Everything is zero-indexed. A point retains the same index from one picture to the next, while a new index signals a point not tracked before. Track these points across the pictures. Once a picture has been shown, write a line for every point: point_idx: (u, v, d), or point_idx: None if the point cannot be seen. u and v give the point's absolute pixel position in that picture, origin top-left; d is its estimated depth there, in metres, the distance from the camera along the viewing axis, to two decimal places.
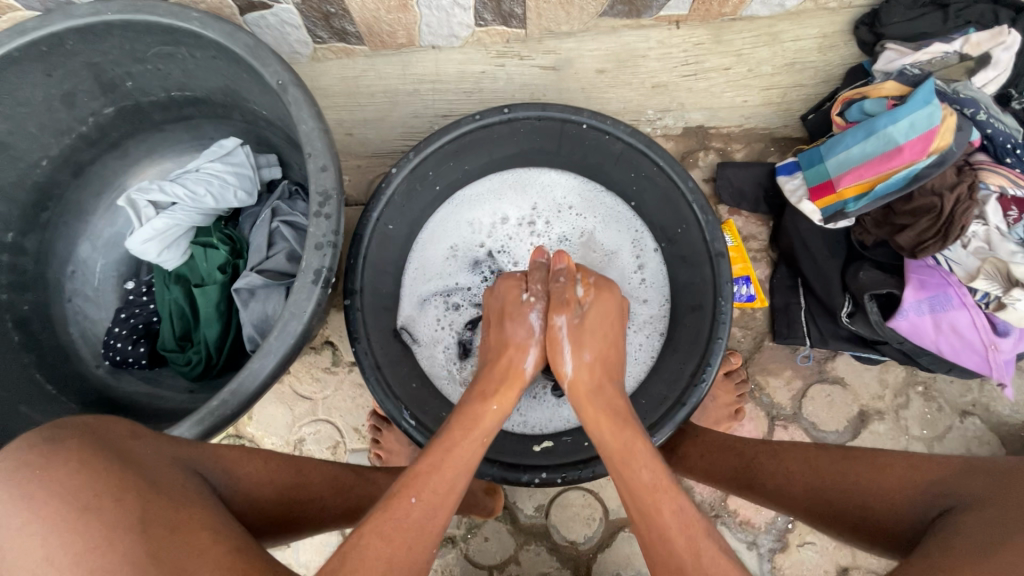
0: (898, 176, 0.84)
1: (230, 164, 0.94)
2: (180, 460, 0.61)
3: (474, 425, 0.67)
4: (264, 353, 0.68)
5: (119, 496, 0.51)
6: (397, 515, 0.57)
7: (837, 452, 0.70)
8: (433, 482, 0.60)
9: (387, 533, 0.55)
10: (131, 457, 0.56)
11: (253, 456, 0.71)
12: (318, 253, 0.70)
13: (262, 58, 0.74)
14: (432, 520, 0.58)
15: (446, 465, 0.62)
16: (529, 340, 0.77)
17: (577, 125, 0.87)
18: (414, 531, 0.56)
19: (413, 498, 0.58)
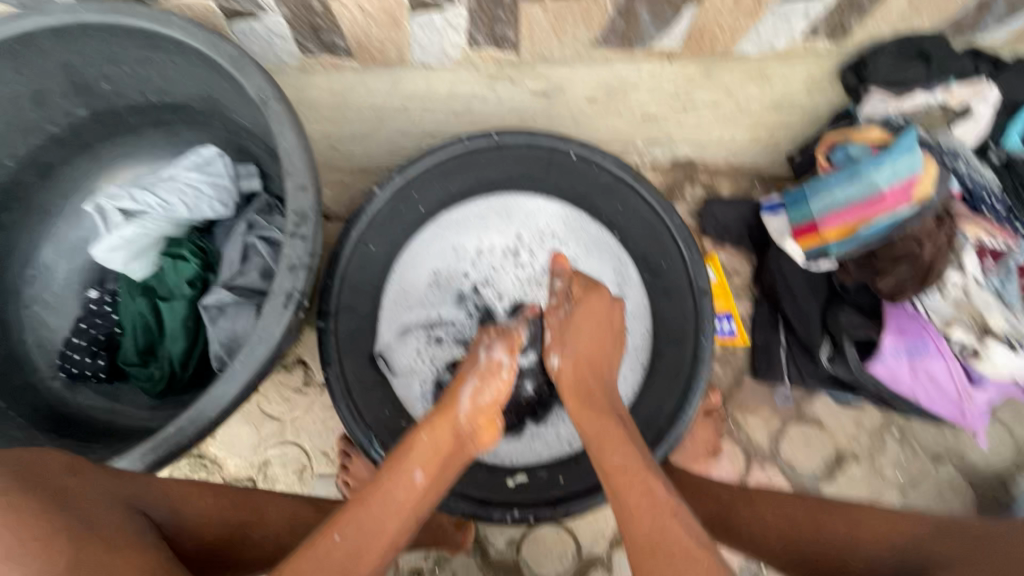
0: (880, 222, 0.85)
1: (207, 173, 0.91)
2: (123, 497, 0.57)
3: (405, 458, 0.63)
4: (227, 378, 0.64)
5: (46, 542, 0.47)
6: (319, 552, 0.53)
7: (817, 507, 0.70)
8: (364, 523, 0.56)
9: (313, 571, 0.52)
10: (65, 496, 0.52)
11: (203, 491, 0.67)
12: (292, 274, 0.67)
13: (245, 71, 0.73)
14: (363, 557, 0.54)
15: (375, 498, 0.59)
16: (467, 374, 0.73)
17: (565, 154, 0.89)
18: (336, 572, 0.52)
19: (338, 534, 0.55)
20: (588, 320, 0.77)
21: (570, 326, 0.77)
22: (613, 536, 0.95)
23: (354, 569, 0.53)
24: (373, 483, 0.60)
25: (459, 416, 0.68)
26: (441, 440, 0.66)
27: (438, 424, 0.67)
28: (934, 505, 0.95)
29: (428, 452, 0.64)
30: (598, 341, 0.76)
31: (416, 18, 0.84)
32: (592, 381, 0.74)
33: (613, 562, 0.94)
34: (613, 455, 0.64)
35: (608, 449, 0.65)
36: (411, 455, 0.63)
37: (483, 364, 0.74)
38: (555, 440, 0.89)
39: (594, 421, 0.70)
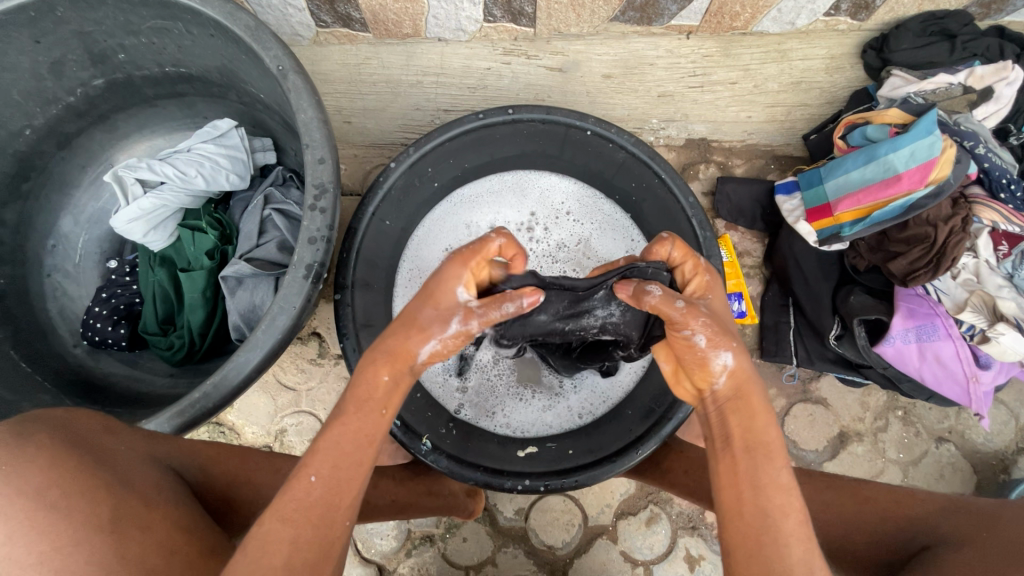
0: (894, 205, 0.86)
1: (223, 146, 0.91)
2: (152, 457, 0.59)
3: (368, 398, 0.58)
4: (249, 348, 0.65)
5: (87, 494, 0.50)
6: (297, 495, 0.52)
7: (821, 482, 0.72)
8: (340, 463, 0.55)
9: (288, 517, 0.51)
10: (104, 451, 0.54)
11: (229, 454, 0.71)
12: (311, 247, 0.68)
13: (262, 41, 0.73)
14: (341, 498, 0.54)
15: (347, 437, 0.56)
16: (431, 328, 0.59)
17: (581, 131, 0.88)
18: (316, 512, 0.52)
19: (313, 476, 0.53)
20: (720, 306, 0.63)
21: (720, 318, 0.61)
22: (618, 507, 0.98)
23: (336, 507, 0.53)
24: (340, 423, 0.56)
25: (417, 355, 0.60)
26: (398, 385, 0.60)
27: (394, 363, 0.59)
28: (934, 484, 0.96)
29: (388, 395, 0.59)
30: (723, 316, 0.62)
31: None
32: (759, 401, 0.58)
33: (617, 532, 0.97)
34: (772, 476, 0.53)
35: (758, 422, 0.57)
36: (370, 402, 0.58)
37: (458, 328, 0.60)
38: (565, 413, 0.92)
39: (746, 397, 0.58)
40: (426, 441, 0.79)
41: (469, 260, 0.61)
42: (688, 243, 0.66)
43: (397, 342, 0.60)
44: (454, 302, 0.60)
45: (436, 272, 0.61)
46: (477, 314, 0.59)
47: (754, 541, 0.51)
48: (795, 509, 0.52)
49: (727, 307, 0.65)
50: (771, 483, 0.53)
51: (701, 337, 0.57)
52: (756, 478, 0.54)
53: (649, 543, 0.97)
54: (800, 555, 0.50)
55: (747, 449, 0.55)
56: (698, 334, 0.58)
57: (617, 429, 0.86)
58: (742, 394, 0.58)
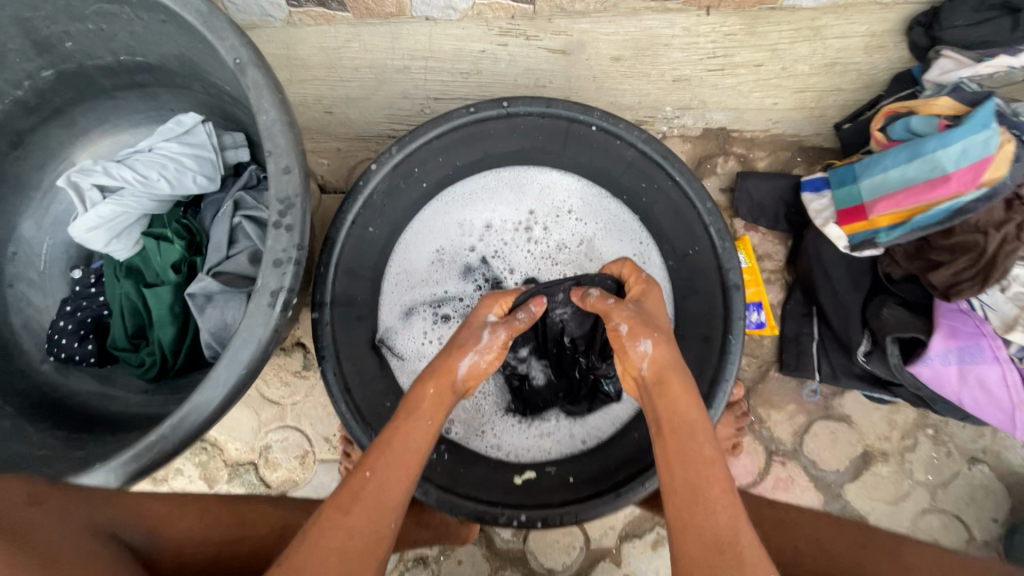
0: (938, 210, 0.76)
1: (188, 144, 0.83)
2: (91, 527, 0.53)
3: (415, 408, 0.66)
4: (211, 385, 0.59)
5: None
6: (354, 487, 0.59)
7: (855, 538, 0.66)
8: (391, 460, 0.61)
9: (347, 506, 0.57)
10: (30, 529, 0.48)
11: (184, 509, 0.65)
12: (277, 271, 0.60)
13: (217, 30, 0.64)
14: (388, 494, 0.59)
15: (398, 439, 0.63)
16: (466, 344, 0.72)
17: (584, 126, 0.78)
18: (370, 502, 0.58)
19: (368, 472, 0.60)
20: (657, 306, 0.68)
21: (651, 314, 0.67)
22: (622, 529, 0.92)
23: (385, 503, 0.58)
24: (394, 427, 0.64)
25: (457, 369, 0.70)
26: (444, 399, 0.68)
27: (441, 378, 0.69)
28: (964, 509, 0.89)
29: (435, 405, 0.67)
30: (660, 315, 0.67)
31: None
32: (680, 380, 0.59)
33: (621, 554, 0.92)
34: (697, 451, 0.54)
35: (681, 404, 0.57)
36: (419, 411, 0.66)
37: (490, 335, 0.73)
38: (564, 440, 0.86)
39: (667, 381, 0.60)
40: None
41: (499, 298, 0.78)
42: (634, 263, 0.75)
43: (440, 361, 0.70)
44: (483, 321, 0.76)
45: (474, 308, 0.79)
46: (501, 326, 0.74)
47: (683, 515, 0.52)
48: (720, 477, 0.52)
49: (663, 306, 0.69)
50: (694, 457, 0.54)
51: (624, 326, 0.65)
52: (682, 454, 0.54)
53: (655, 566, 0.92)
54: (727, 521, 0.50)
55: (671, 428, 0.56)
56: (623, 323, 0.65)
57: (620, 456, 0.79)
58: (666, 380, 0.60)
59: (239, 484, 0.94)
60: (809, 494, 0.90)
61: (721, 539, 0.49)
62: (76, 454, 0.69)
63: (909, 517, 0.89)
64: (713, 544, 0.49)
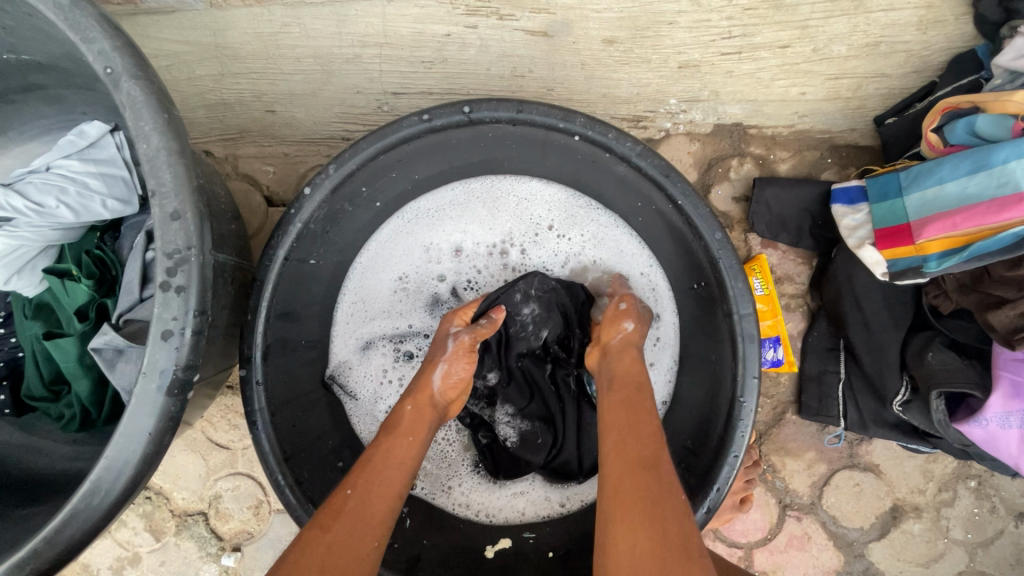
0: (1003, 235, 0.61)
1: (93, 160, 0.69)
2: None
3: (399, 421, 0.61)
4: (92, 490, 0.48)
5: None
6: (335, 505, 0.52)
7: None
8: (374, 475, 0.55)
9: (327, 524, 0.50)
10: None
11: None
12: (167, 346, 0.48)
13: (80, 29, 0.49)
14: (373, 509, 0.52)
15: (389, 450, 0.58)
16: (436, 356, 0.68)
17: (566, 135, 0.63)
18: (352, 519, 0.51)
19: (351, 489, 0.54)
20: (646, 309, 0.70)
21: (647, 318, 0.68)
22: None
23: (369, 518, 0.52)
24: (375, 446, 0.58)
25: (433, 391, 0.65)
26: (424, 413, 0.63)
27: (419, 394, 0.64)
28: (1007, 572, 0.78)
29: (415, 419, 0.61)
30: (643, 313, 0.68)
31: None
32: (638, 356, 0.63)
33: None
34: (640, 401, 0.56)
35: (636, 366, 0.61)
36: (400, 429, 0.60)
37: (454, 344, 0.68)
38: (542, 498, 0.74)
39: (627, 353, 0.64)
40: None
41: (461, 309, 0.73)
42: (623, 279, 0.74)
43: (415, 382, 0.66)
44: (446, 334, 0.70)
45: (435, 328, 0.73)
46: (468, 331, 0.69)
47: (617, 445, 0.53)
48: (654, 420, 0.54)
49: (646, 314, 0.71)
50: (634, 402, 0.56)
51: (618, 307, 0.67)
52: (629, 404, 0.56)
53: None
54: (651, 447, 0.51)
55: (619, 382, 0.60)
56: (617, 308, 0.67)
57: None
58: (625, 351, 0.64)
59: (188, 537, 0.85)
60: (826, 554, 0.79)
61: (645, 459, 0.50)
62: None
63: None
64: (639, 461, 0.50)
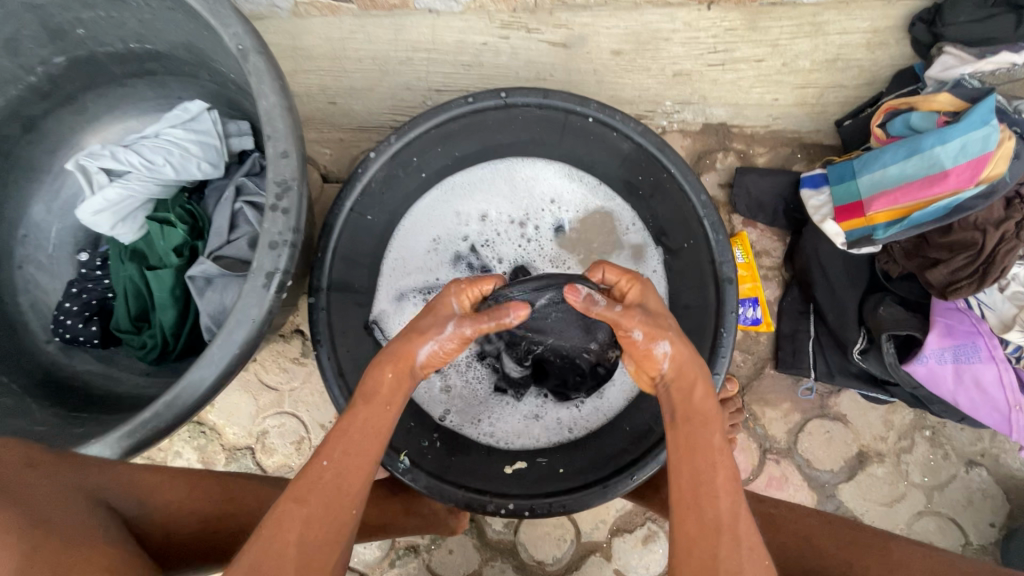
0: (937, 206, 0.75)
1: (194, 131, 0.85)
2: (77, 495, 0.52)
3: (374, 394, 0.61)
4: (204, 364, 0.60)
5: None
6: (309, 477, 0.56)
7: (846, 536, 0.67)
8: (349, 448, 0.58)
9: (303, 495, 0.54)
10: (8, 489, 0.48)
11: (175, 480, 0.61)
12: (273, 252, 0.62)
13: (221, 16, 0.66)
14: (348, 480, 0.56)
15: (355, 427, 0.59)
16: (428, 331, 0.62)
17: (582, 117, 0.78)
18: (328, 492, 0.55)
19: (326, 460, 0.57)
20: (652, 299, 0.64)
21: (658, 311, 0.62)
22: (613, 524, 0.91)
23: (344, 490, 0.56)
24: (351, 415, 0.60)
25: (417, 360, 0.62)
26: (403, 384, 0.62)
27: (398, 363, 0.61)
28: (960, 512, 0.88)
29: (393, 391, 0.61)
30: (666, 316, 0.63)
31: None
32: (706, 367, 0.62)
33: (612, 549, 0.90)
34: (706, 442, 0.59)
35: (695, 394, 0.61)
36: (375, 398, 0.61)
37: (453, 329, 0.62)
38: (555, 428, 0.86)
39: (682, 384, 0.61)
40: (404, 458, 0.72)
41: (466, 282, 0.65)
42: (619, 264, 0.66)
43: (396, 346, 0.62)
44: (448, 312, 0.64)
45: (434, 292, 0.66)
46: (471, 321, 0.62)
47: (692, 500, 0.57)
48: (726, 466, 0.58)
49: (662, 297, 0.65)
50: (701, 447, 0.59)
51: (638, 334, 0.60)
52: (694, 449, 0.59)
53: (646, 562, 0.90)
54: (728, 505, 0.56)
55: (683, 420, 0.60)
56: (636, 331, 0.60)
57: (608, 447, 0.80)
58: (681, 373, 0.61)
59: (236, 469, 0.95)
60: (802, 494, 0.90)
61: (713, 524, 0.55)
62: (78, 431, 0.71)
63: (904, 519, 0.88)
64: (713, 525, 0.55)
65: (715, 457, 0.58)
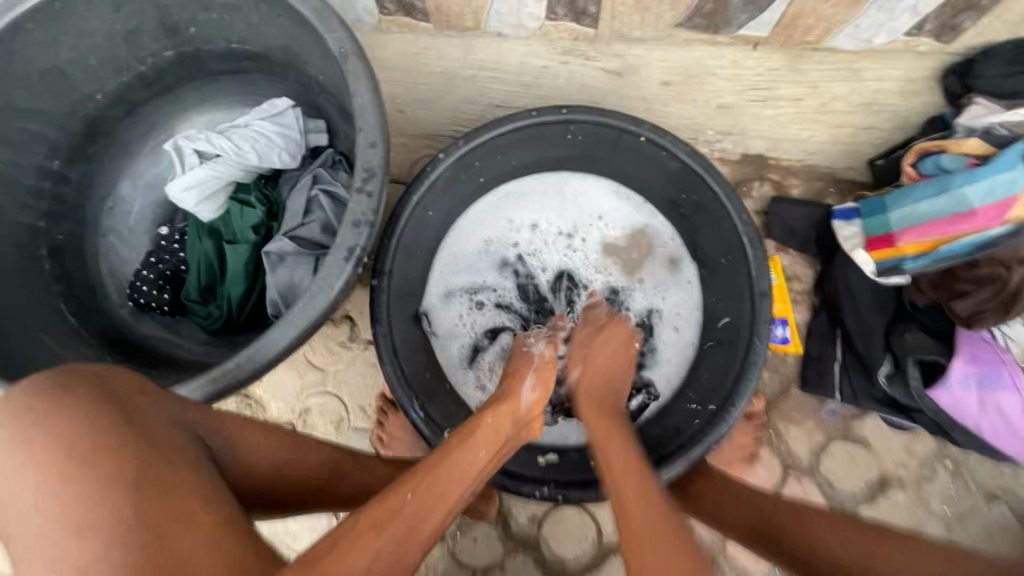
0: (966, 241, 0.79)
1: (279, 125, 0.93)
2: (180, 422, 0.57)
3: (471, 436, 0.64)
4: (286, 323, 0.67)
5: (117, 454, 0.48)
6: (388, 505, 0.53)
7: (869, 528, 0.69)
8: (435, 481, 0.57)
9: (380, 523, 0.51)
10: (127, 407, 0.52)
11: (253, 428, 0.66)
12: (354, 230, 0.69)
13: (328, 24, 0.74)
14: (428, 517, 0.54)
15: (455, 463, 0.60)
16: (523, 368, 0.76)
17: (634, 136, 0.85)
18: (403, 526, 0.52)
19: (409, 493, 0.54)
20: (606, 343, 0.79)
21: (594, 357, 0.78)
22: None
23: (418, 530, 0.52)
24: (444, 453, 0.61)
25: (520, 406, 0.70)
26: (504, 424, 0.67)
27: (504, 408, 0.69)
28: (979, 543, 0.91)
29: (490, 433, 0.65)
30: (610, 364, 0.78)
31: None
32: (613, 426, 0.69)
33: None
34: (638, 482, 0.62)
35: (612, 448, 0.67)
36: (473, 438, 0.63)
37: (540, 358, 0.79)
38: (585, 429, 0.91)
39: (602, 433, 0.69)
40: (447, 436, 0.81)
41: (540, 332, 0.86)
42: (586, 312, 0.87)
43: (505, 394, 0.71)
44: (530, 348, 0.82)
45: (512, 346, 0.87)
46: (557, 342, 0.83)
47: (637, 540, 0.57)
48: (650, 495, 0.61)
49: (607, 364, 0.78)
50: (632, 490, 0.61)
51: (526, 384, 0.73)
52: (631, 489, 0.61)
53: None
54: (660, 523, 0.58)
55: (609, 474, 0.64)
56: (527, 384, 0.73)
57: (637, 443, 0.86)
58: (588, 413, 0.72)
59: None
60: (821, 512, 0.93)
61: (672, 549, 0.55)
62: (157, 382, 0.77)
63: None
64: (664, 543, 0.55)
65: (644, 484, 0.62)
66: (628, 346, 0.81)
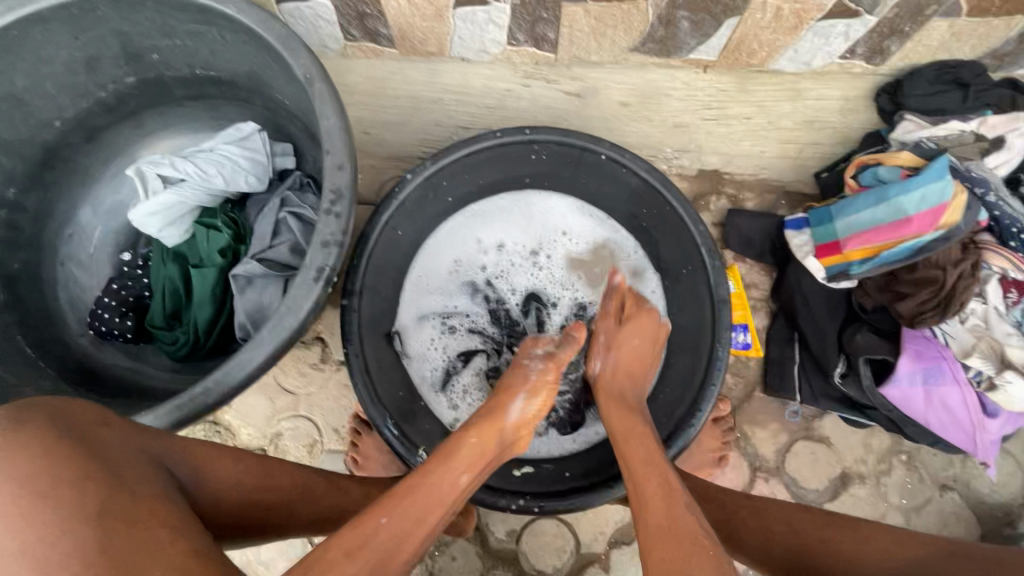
0: (905, 246, 0.85)
1: (246, 149, 0.94)
2: (146, 453, 0.56)
3: (453, 455, 0.64)
4: (253, 346, 0.67)
5: (78, 488, 0.46)
6: (364, 531, 0.54)
7: (820, 518, 0.72)
8: (415, 499, 0.58)
9: (352, 550, 0.52)
10: (88, 440, 0.51)
11: (224, 455, 0.66)
12: (323, 251, 0.69)
13: (293, 50, 0.75)
14: (402, 545, 0.55)
15: (427, 487, 0.60)
16: (516, 388, 0.76)
17: (595, 155, 0.89)
18: (378, 554, 0.53)
19: (383, 517, 0.55)
20: (634, 333, 0.85)
21: (621, 338, 0.85)
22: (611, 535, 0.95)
23: (395, 554, 0.54)
24: (421, 474, 0.61)
25: (506, 424, 0.71)
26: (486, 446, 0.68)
27: (491, 425, 0.70)
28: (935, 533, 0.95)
29: (477, 454, 0.66)
30: (639, 349, 0.84)
31: (460, 10, 0.83)
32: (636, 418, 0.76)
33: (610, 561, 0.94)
34: (660, 474, 0.68)
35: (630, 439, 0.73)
36: (457, 455, 0.64)
37: (535, 376, 0.78)
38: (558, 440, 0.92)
39: (621, 429, 0.75)
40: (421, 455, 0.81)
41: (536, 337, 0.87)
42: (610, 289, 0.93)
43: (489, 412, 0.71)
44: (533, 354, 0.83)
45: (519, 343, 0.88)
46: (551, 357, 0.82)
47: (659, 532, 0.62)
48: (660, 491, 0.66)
49: (633, 349, 0.84)
50: (657, 491, 0.66)
51: (517, 401, 0.74)
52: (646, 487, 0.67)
53: None
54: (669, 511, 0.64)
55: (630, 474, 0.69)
56: (518, 400, 0.74)
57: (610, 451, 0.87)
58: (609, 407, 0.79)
59: None
60: None
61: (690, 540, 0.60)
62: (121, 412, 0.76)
63: None
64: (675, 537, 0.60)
65: (664, 488, 0.66)
66: (654, 334, 0.85)
